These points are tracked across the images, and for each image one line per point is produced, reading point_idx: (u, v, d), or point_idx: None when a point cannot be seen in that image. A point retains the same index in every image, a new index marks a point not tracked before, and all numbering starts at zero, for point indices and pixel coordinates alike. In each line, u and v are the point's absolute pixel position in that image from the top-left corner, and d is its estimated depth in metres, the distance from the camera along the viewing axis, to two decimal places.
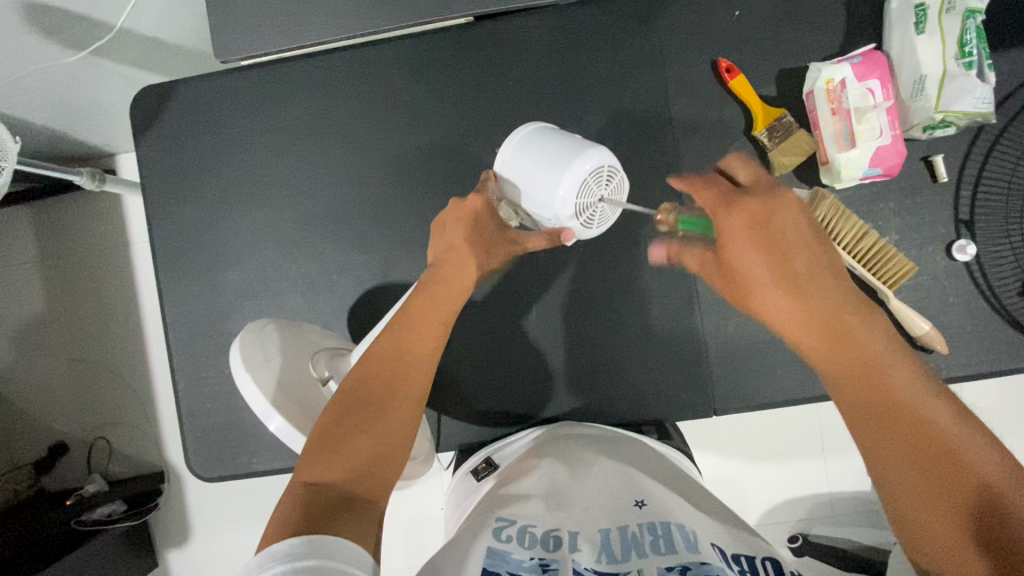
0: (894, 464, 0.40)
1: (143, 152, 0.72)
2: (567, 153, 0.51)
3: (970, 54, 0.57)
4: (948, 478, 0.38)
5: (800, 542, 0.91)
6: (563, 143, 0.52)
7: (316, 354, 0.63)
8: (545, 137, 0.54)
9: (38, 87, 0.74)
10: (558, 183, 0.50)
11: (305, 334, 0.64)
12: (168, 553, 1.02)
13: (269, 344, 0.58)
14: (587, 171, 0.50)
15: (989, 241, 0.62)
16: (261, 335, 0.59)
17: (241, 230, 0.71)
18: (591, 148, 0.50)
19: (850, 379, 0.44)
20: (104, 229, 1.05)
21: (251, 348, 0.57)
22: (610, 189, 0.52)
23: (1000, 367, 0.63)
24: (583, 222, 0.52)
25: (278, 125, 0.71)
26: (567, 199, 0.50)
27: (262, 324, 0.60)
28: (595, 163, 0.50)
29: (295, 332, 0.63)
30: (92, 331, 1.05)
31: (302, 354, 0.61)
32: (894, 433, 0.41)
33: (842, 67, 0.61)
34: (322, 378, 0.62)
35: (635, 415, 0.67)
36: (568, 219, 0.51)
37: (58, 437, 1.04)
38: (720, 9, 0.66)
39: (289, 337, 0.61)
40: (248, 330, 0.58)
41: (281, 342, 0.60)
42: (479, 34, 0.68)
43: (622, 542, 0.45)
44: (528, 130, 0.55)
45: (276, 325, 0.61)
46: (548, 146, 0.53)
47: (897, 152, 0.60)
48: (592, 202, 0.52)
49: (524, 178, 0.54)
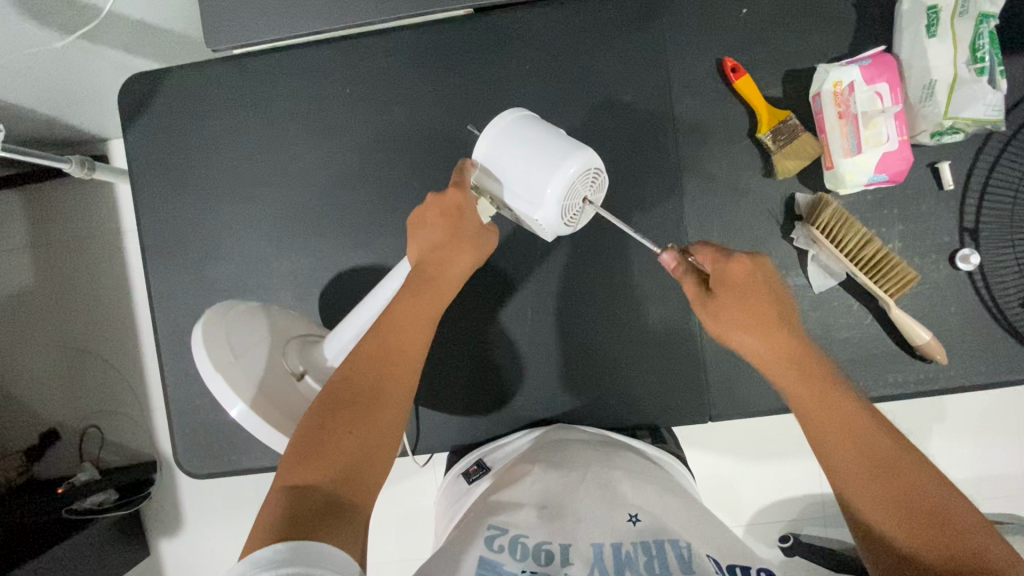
0: (861, 484, 0.44)
1: (132, 141, 0.71)
2: (552, 155, 0.50)
3: (982, 60, 0.56)
4: (909, 499, 0.42)
5: (791, 542, 0.88)
6: (546, 143, 0.51)
7: (287, 343, 0.59)
8: (525, 132, 0.53)
9: (24, 72, 0.71)
10: (545, 184, 0.50)
11: (268, 316, 0.60)
12: (160, 542, 1.02)
13: (230, 337, 0.55)
14: (573, 175, 0.50)
15: (993, 250, 0.61)
16: (219, 328, 0.54)
17: (232, 223, 0.70)
18: (577, 151, 0.50)
19: (819, 412, 0.47)
20: (95, 215, 1.04)
21: (212, 346, 0.53)
22: (592, 190, 0.53)
23: (998, 378, 0.62)
24: (567, 221, 0.53)
25: (271, 116, 0.69)
26: (553, 203, 0.50)
27: (216, 314, 0.55)
28: (582, 166, 0.50)
29: (256, 317, 0.58)
30: (83, 319, 1.04)
31: (269, 344, 0.58)
32: (862, 460, 0.44)
33: (850, 69, 0.59)
34: (298, 374, 0.59)
35: (630, 419, 0.66)
36: (553, 220, 0.51)
37: (49, 425, 1.04)
38: (726, 6, 0.64)
39: (250, 325, 0.57)
40: (201, 325, 0.53)
41: (242, 333, 0.56)
42: (478, 26, 0.66)
43: (615, 560, 0.45)
44: (510, 122, 0.54)
45: (232, 314, 0.57)
46: (530, 144, 0.52)
47: (904, 158, 0.59)
48: (576, 203, 0.52)
49: (508, 175, 0.53)
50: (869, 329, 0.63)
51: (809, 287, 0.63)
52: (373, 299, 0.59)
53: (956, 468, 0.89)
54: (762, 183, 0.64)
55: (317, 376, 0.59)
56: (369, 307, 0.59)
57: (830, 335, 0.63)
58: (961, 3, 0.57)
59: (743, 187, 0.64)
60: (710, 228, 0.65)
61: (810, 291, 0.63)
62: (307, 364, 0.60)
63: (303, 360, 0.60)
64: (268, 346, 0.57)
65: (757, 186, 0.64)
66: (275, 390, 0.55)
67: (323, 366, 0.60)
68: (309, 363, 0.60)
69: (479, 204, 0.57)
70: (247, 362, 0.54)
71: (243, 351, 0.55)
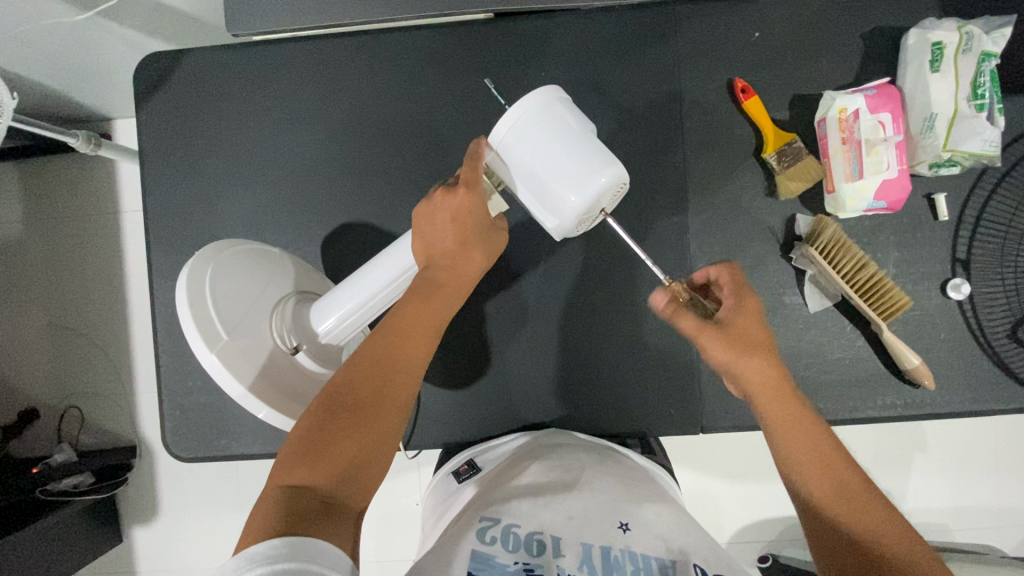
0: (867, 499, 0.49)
1: (144, 119, 0.71)
2: (585, 165, 0.51)
3: (982, 97, 0.58)
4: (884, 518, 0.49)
5: (770, 563, 0.85)
6: (574, 153, 0.51)
7: (274, 309, 0.59)
8: (556, 129, 0.51)
9: (39, 43, 0.71)
10: (570, 195, 0.51)
11: (255, 274, 0.58)
12: (133, 529, 1.00)
13: (214, 299, 0.53)
14: (601, 191, 0.51)
15: (983, 281, 0.63)
16: (203, 285, 0.52)
17: (238, 208, 0.70)
18: (608, 168, 0.50)
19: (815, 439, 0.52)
20: (93, 193, 1.03)
21: (197, 310, 0.51)
22: (610, 200, 0.54)
23: (981, 408, 0.63)
24: (581, 226, 0.55)
25: (285, 105, 0.69)
26: (573, 217, 0.52)
27: (200, 267, 0.52)
28: (610, 184, 0.51)
29: (241, 275, 0.56)
30: (72, 298, 1.03)
31: (254, 309, 0.57)
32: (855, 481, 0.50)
33: (856, 98, 0.61)
34: (292, 350, 0.58)
35: (622, 427, 0.67)
36: (569, 227, 0.53)
37: (30, 402, 1.02)
38: (740, 29, 0.66)
39: (235, 286, 0.55)
40: (184, 282, 0.51)
41: (228, 296, 0.54)
42: (498, 30, 0.67)
43: (604, 560, 0.46)
44: (539, 110, 0.51)
45: (218, 265, 0.54)
46: (559, 148, 0.51)
47: (902, 187, 0.61)
48: (594, 213, 0.54)
49: (531, 173, 0.52)
50: (860, 351, 0.64)
51: (805, 306, 0.64)
52: (360, 280, 0.58)
53: (935, 497, 0.90)
54: (765, 202, 0.65)
55: (309, 350, 0.59)
56: (358, 289, 0.57)
57: (821, 355, 0.64)
58: (965, 40, 0.59)
59: (745, 205, 0.66)
60: (711, 243, 0.66)
61: (806, 311, 0.64)
62: (300, 338, 0.58)
63: (294, 332, 0.58)
64: (252, 312, 0.56)
65: (759, 205, 0.65)
66: (261, 360, 0.55)
67: (316, 339, 0.59)
68: (300, 334, 0.58)
69: (491, 197, 0.57)
70: (231, 327, 0.54)
71: (228, 317, 0.54)
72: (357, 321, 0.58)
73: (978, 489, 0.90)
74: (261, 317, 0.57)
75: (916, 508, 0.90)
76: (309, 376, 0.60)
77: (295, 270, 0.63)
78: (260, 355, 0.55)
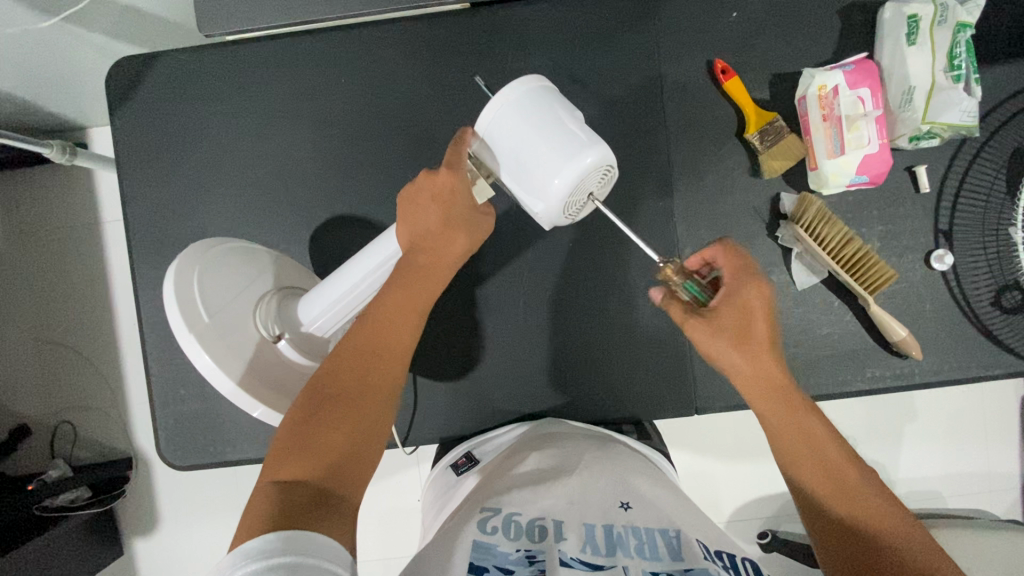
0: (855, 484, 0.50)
1: (120, 127, 0.69)
2: (567, 145, 0.50)
3: (958, 68, 0.59)
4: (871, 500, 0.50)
5: (769, 538, 0.90)
6: (554, 136, 0.50)
7: (260, 302, 0.58)
8: (536, 112, 0.51)
9: (7, 53, 0.70)
10: (554, 175, 0.50)
11: (241, 267, 0.57)
12: (133, 542, 1.00)
13: (201, 291, 0.52)
14: (587, 169, 0.50)
15: (966, 250, 0.64)
16: (191, 277, 0.52)
17: (220, 211, 0.69)
18: (590, 146, 0.50)
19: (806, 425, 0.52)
20: (72, 203, 1.01)
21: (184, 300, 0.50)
22: (598, 184, 0.54)
23: (968, 375, 0.64)
24: (569, 214, 0.54)
25: (263, 104, 0.68)
26: (559, 197, 0.50)
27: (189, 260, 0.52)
28: (595, 163, 0.50)
29: (227, 269, 0.56)
30: (59, 311, 1.01)
31: (240, 301, 0.56)
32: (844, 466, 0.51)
33: (834, 74, 0.61)
34: (275, 337, 0.58)
35: (617, 412, 0.67)
36: (557, 210, 0.52)
37: (21, 419, 1.00)
38: (716, 9, 0.66)
39: (221, 279, 0.55)
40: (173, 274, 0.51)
41: (215, 288, 0.54)
42: (473, 21, 0.67)
43: (606, 538, 0.46)
44: (518, 94, 0.51)
45: (206, 260, 0.54)
46: (540, 129, 0.51)
47: (884, 161, 0.61)
48: (580, 196, 0.53)
49: (516, 158, 0.52)
50: (849, 325, 0.65)
51: (793, 284, 0.65)
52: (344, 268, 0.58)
53: (925, 465, 0.92)
54: (749, 182, 0.66)
55: (292, 338, 0.59)
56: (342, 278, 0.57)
57: (811, 331, 0.65)
58: (940, 12, 0.60)
59: (730, 186, 0.66)
60: (698, 225, 0.66)
61: (794, 287, 0.65)
62: (283, 325, 0.58)
63: (279, 322, 0.58)
64: (238, 304, 0.56)
65: (744, 185, 0.66)
66: (250, 353, 0.55)
67: (298, 326, 0.59)
68: (285, 323, 0.58)
69: (478, 184, 0.57)
70: (216, 316, 0.53)
71: (213, 308, 0.53)
72: (342, 310, 0.58)
73: (966, 454, 0.92)
74: (246, 309, 0.57)
75: (908, 477, 0.92)
76: (295, 368, 0.59)
77: (281, 266, 0.62)
78: (248, 348, 0.55)
